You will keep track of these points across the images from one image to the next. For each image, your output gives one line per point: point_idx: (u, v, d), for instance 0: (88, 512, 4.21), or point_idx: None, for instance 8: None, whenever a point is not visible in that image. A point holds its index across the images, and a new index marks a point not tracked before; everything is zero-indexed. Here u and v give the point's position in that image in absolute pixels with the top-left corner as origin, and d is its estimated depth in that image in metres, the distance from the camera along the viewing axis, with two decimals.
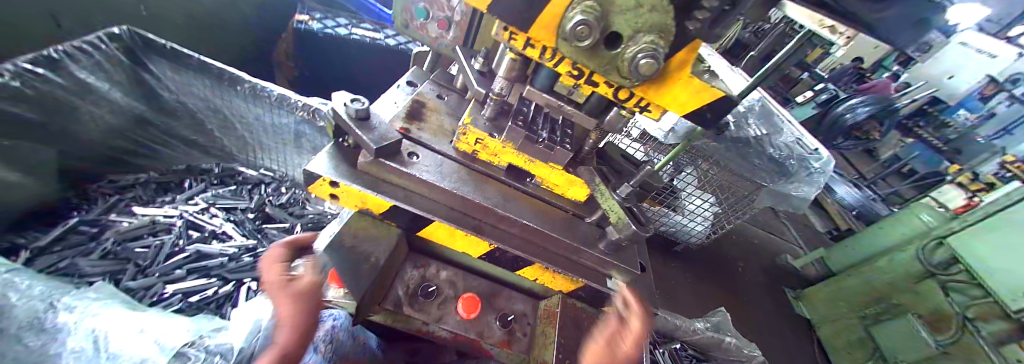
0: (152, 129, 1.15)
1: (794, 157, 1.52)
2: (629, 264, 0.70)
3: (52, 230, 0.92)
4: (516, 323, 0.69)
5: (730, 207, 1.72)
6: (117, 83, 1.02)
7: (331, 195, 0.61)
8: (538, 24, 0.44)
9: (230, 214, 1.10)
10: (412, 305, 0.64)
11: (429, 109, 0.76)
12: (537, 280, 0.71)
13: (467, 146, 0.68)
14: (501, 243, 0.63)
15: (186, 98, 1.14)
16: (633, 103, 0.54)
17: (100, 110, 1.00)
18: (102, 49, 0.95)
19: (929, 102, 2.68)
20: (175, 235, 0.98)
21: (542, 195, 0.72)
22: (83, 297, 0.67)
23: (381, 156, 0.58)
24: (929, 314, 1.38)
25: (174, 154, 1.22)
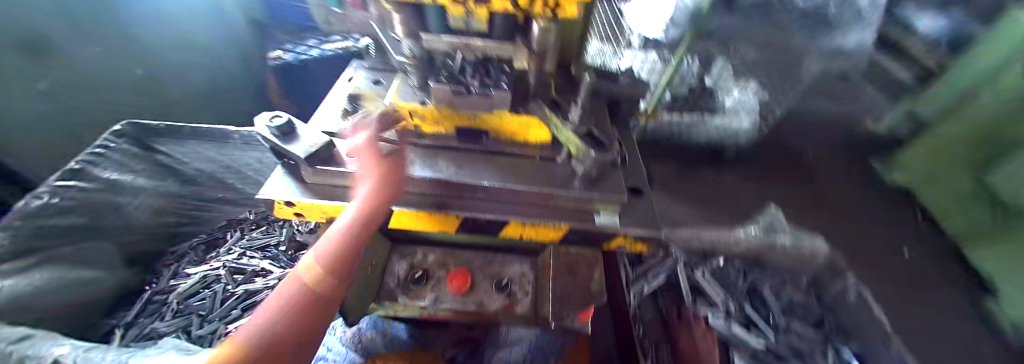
0: (188, 199, 1.26)
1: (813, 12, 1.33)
2: (616, 191, 0.60)
3: (134, 306, 1.07)
4: (515, 286, 0.65)
5: (776, 86, 1.49)
6: (138, 171, 1.14)
7: (295, 214, 0.60)
8: None
9: (264, 253, 1.20)
10: (405, 293, 0.63)
11: (367, 100, 0.72)
12: (524, 238, 0.65)
13: (405, 124, 0.65)
14: (469, 213, 0.59)
15: (200, 164, 1.23)
16: (539, 6, 0.44)
17: (138, 198, 1.13)
18: (115, 148, 1.09)
19: None
20: (224, 282, 1.10)
21: (501, 148, 0.66)
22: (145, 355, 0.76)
23: (318, 164, 0.57)
24: None
25: (217, 214, 1.31)
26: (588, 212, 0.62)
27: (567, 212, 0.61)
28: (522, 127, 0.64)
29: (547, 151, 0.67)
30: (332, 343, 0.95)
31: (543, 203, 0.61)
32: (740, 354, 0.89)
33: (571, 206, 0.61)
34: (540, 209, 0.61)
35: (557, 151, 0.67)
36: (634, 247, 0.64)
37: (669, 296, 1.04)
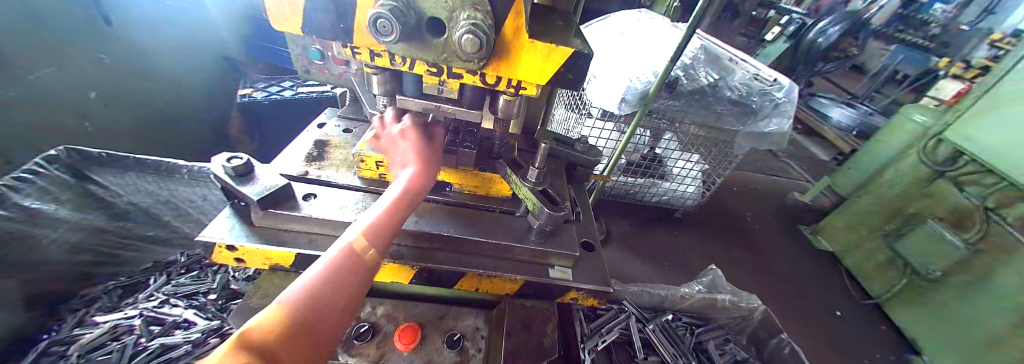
0: (112, 236, 1.10)
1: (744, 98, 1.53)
2: (571, 247, 0.65)
3: (27, 355, 0.94)
4: (467, 341, 0.64)
5: (712, 159, 1.85)
6: (64, 203, 1.00)
7: (236, 259, 0.58)
8: (356, 25, 0.44)
9: (191, 301, 1.05)
10: (347, 350, 0.59)
11: (334, 147, 0.74)
12: (481, 290, 0.65)
13: (371, 172, 0.66)
14: (425, 264, 0.59)
15: (136, 198, 1.12)
16: (504, 85, 0.51)
17: (57, 230, 0.98)
18: (42, 173, 0.96)
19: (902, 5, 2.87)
20: (137, 334, 0.94)
21: (464, 202, 0.68)
22: None
23: (270, 207, 0.56)
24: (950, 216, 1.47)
25: (136, 255, 1.18)
26: (543, 265, 0.65)
27: (521, 265, 0.64)
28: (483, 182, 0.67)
29: (507, 205, 0.71)
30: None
31: (497, 255, 0.63)
32: None
33: (526, 259, 0.64)
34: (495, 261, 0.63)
35: (516, 206, 0.71)
36: (586, 301, 0.66)
37: (621, 353, 0.94)
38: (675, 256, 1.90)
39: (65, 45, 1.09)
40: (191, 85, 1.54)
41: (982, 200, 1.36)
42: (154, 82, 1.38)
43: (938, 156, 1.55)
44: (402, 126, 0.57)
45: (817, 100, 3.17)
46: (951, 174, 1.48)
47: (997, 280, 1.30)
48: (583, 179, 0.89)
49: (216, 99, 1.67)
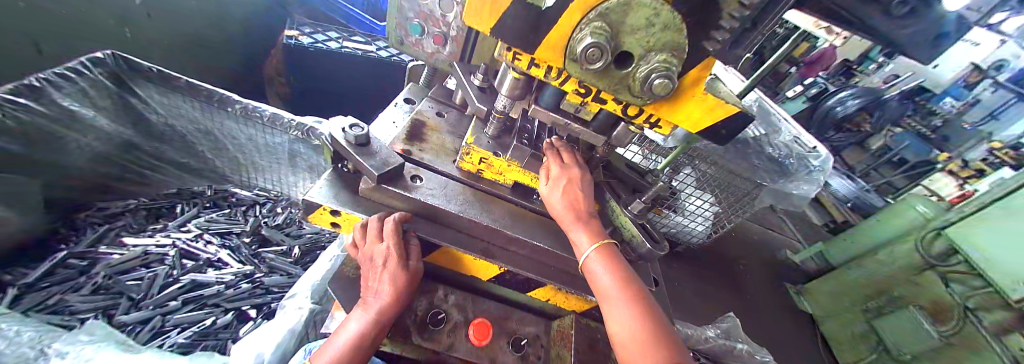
0: (141, 153, 1.10)
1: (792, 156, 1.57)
2: (647, 280, 0.67)
3: (42, 265, 0.92)
4: (530, 345, 0.66)
5: (727, 204, 1.79)
6: (103, 109, 0.97)
7: (332, 224, 0.59)
8: (553, 32, 0.42)
9: (224, 240, 1.09)
10: (422, 333, 0.61)
11: (430, 128, 0.74)
12: (548, 299, 0.70)
13: (471, 166, 0.66)
14: (511, 266, 0.61)
15: (176, 122, 1.09)
16: (643, 119, 0.53)
17: (85, 138, 0.96)
18: (86, 75, 0.90)
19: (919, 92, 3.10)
20: (170, 265, 0.98)
21: (549, 212, 0.70)
22: (75, 342, 0.67)
23: (383, 182, 0.55)
24: None
25: (167, 179, 1.19)
26: None
27: None
28: None
29: None
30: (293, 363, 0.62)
31: (577, 273, 0.65)
32: None
33: None
34: (575, 278, 0.65)
35: None
36: None
37: None
38: (674, 292, 1.97)
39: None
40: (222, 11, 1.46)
41: (963, 300, 1.45)
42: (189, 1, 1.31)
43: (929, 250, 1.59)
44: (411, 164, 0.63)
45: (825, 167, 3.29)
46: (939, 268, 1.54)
47: None
48: None
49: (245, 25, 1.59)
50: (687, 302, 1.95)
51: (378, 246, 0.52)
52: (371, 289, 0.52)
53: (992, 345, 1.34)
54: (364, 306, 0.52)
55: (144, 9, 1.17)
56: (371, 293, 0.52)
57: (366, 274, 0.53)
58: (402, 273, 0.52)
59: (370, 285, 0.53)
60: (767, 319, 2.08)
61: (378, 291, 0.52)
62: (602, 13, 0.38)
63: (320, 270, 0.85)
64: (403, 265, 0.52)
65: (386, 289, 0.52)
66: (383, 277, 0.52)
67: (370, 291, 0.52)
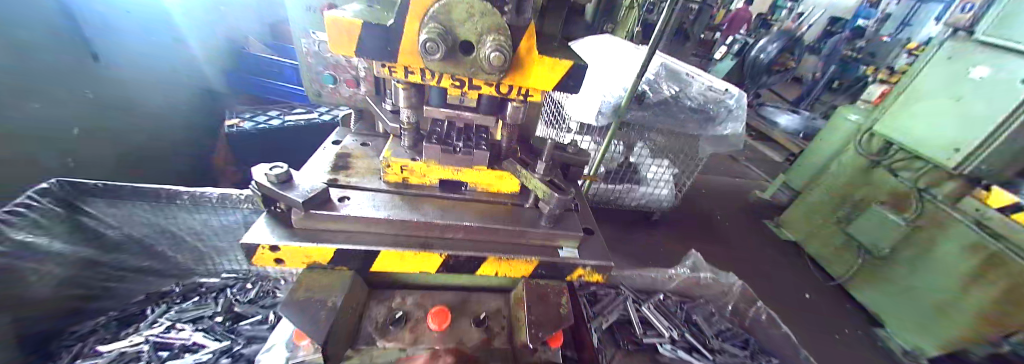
0: (104, 268, 1.09)
1: (711, 100, 1.71)
2: (575, 229, 0.75)
3: None
4: (490, 319, 0.75)
5: (681, 163, 2.04)
6: (57, 235, 0.96)
7: (274, 260, 0.63)
8: (402, 48, 0.53)
9: (197, 325, 1.11)
10: (385, 335, 0.69)
11: (355, 157, 0.83)
12: (498, 275, 0.74)
13: (396, 176, 0.74)
14: (449, 250, 0.67)
15: (132, 229, 1.11)
16: (514, 93, 0.62)
17: (47, 265, 0.94)
18: (37, 206, 0.92)
19: (831, 23, 3.45)
20: (145, 360, 0.98)
21: (477, 197, 0.78)
22: None
23: (310, 208, 0.62)
24: (891, 200, 1.68)
25: (133, 287, 1.18)
26: (554, 247, 0.74)
27: (534, 247, 0.73)
28: (494, 178, 0.77)
29: (516, 198, 0.81)
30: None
31: (513, 241, 0.72)
32: None
33: (538, 242, 0.73)
34: (511, 245, 0.72)
35: (524, 198, 0.81)
36: (591, 277, 0.74)
37: (623, 331, 1.16)
38: (656, 254, 2.04)
39: (53, 84, 1.07)
40: (166, 119, 1.48)
41: (914, 183, 1.58)
42: (134, 118, 1.35)
43: (872, 148, 1.79)
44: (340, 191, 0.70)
45: (766, 109, 3.55)
46: (887, 163, 1.72)
47: (933, 252, 1.51)
48: (576, 178, 0.94)
49: (189, 125, 1.61)
50: (666, 258, 2.02)
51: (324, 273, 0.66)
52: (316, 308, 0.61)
53: (950, 212, 1.45)
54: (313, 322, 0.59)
55: (87, 135, 1.18)
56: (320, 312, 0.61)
57: (310, 300, 0.62)
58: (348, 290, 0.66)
59: (313, 306, 0.61)
60: (750, 255, 2.18)
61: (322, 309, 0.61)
62: (433, 16, 0.49)
63: (290, 323, 0.89)
64: (349, 283, 0.67)
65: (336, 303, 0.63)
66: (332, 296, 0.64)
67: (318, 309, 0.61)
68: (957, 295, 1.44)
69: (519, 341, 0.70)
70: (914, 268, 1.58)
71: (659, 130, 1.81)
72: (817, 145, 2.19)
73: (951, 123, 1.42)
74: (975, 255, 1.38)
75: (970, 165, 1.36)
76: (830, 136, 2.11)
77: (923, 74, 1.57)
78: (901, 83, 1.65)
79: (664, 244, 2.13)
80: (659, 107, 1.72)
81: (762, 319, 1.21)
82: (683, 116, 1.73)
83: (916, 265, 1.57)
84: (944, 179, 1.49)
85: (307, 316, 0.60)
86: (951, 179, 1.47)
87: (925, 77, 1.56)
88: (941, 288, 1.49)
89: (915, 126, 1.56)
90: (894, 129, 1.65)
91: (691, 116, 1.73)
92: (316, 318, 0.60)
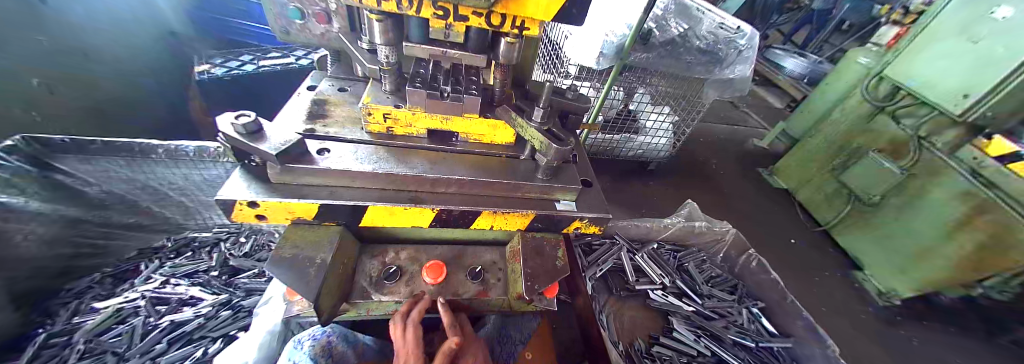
0: (90, 225, 1.05)
1: (723, 39, 1.57)
2: (573, 182, 0.71)
3: (25, 350, 0.91)
4: (486, 272, 0.75)
5: (682, 111, 1.96)
6: (33, 194, 0.91)
7: (256, 217, 0.59)
8: None
9: (193, 279, 1.11)
10: (380, 289, 0.68)
11: (333, 104, 0.76)
12: (492, 228, 0.72)
13: (378, 126, 0.68)
14: (441, 204, 0.64)
15: (112, 185, 1.06)
16: (508, 25, 0.54)
17: (29, 226, 0.90)
18: (7, 165, 0.87)
19: None
20: (144, 314, 1.00)
21: (471, 149, 0.73)
22: None
23: (288, 162, 0.57)
24: (891, 147, 1.65)
25: (126, 243, 1.16)
26: (550, 200, 0.71)
27: (530, 201, 0.70)
28: (488, 128, 0.72)
29: (511, 150, 0.76)
30: (298, 358, 0.70)
31: (508, 194, 0.69)
32: (677, 321, 1.11)
33: (535, 195, 0.70)
34: (506, 199, 0.69)
35: (520, 150, 0.76)
36: (588, 229, 0.72)
37: (616, 278, 1.21)
38: (651, 204, 2.06)
39: (5, 29, 0.94)
40: (135, 66, 1.33)
41: (916, 130, 1.53)
42: (98, 67, 1.20)
43: (878, 93, 1.69)
44: (319, 143, 0.64)
45: (772, 51, 3.38)
46: (892, 108, 1.63)
47: (925, 199, 1.52)
48: (574, 127, 0.88)
49: (162, 69, 1.44)
50: (662, 207, 2.04)
51: (310, 234, 0.63)
52: (304, 265, 0.59)
53: (947, 160, 1.44)
54: (302, 280, 0.57)
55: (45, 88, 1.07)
56: (307, 269, 0.58)
57: (298, 258, 0.60)
58: (338, 243, 0.64)
59: (298, 264, 0.59)
60: (744, 203, 2.20)
61: (305, 269, 0.58)
62: None
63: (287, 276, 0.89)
64: (337, 239, 0.64)
65: (328, 261, 0.61)
66: (322, 255, 0.61)
67: (306, 266, 0.59)
68: (941, 241, 1.48)
69: (514, 293, 0.69)
70: (901, 215, 1.60)
71: (664, 71, 1.69)
72: (824, 91, 2.08)
73: (965, 67, 1.33)
74: (965, 203, 1.39)
75: (977, 112, 1.30)
76: (837, 80, 2.00)
77: (945, 12, 1.43)
78: (919, 21, 1.52)
79: (659, 194, 2.14)
80: (665, 46, 1.58)
81: (751, 266, 1.23)
82: (688, 57, 1.61)
83: (905, 212, 1.59)
84: (945, 126, 1.45)
85: (295, 275, 0.57)
86: (955, 126, 1.43)
87: (947, 15, 1.43)
88: (927, 235, 1.52)
89: (927, 69, 1.46)
90: (903, 73, 1.55)
91: (699, 59, 1.62)
92: (304, 276, 0.57)
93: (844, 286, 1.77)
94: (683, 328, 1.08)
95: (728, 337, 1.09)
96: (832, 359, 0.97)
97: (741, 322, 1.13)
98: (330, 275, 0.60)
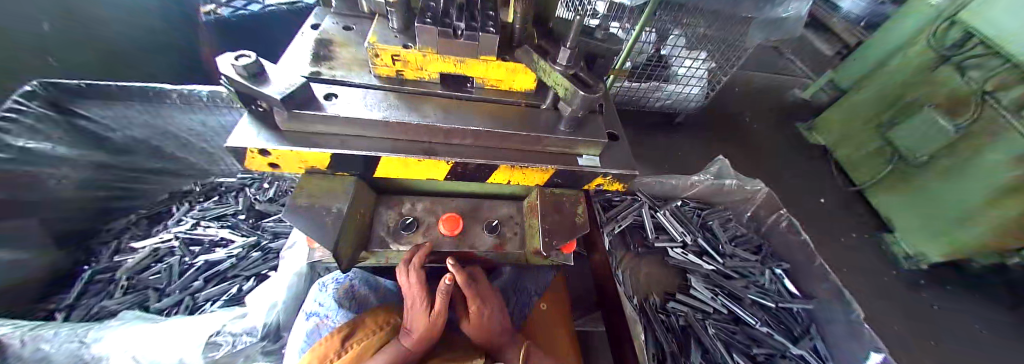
0: (118, 170, 1.09)
1: None
2: (597, 134, 0.65)
3: (75, 285, 1.00)
4: (503, 226, 0.73)
5: (720, 56, 1.76)
6: (59, 139, 0.94)
7: (270, 165, 0.58)
8: None
9: (222, 222, 1.17)
10: (397, 239, 0.69)
11: (338, 45, 0.70)
12: (510, 182, 0.68)
13: (387, 68, 0.63)
14: (456, 156, 0.60)
15: (134, 130, 1.06)
16: None
17: (61, 170, 0.95)
18: (29, 111, 0.88)
19: None
20: (180, 254, 1.07)
21: (487, 96, 0.67)
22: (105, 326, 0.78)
23: (295, 107, 0.53)
24: (949, 101, 1.44)
25: (156, 187, 1.21)
26: (571, 155, 0.66)
27: (550, 155, 0.66)
28: (507, 74, 0.65)
29: (530, 98, 0.70)
30: (323, 299, 0.74)
31: (527, 147, 0.64)
32: (695, 278, 1.10)
33: (556, 148, 0.65)
34: (524, 152, 0.65)
35: (540, 98, 0.70)
36: (611, 186, 0.69)
37: (635, 234, 1.19)
38: (675, 160, 1.97)
39: None
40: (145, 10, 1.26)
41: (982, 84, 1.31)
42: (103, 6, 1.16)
43: (944, 40, 1.42)
44: (327, 88, 0.60)
45: None
46: (959, 58, 1.39)
47: (981, 158, 1.36)
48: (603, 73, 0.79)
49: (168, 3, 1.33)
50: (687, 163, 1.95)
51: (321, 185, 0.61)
52: (317, 214, 0.58)
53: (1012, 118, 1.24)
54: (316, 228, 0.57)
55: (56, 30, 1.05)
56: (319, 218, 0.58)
57: (312, 206, 0.59)
58: (354, 193, 0.63)
59: (311, 212, 0.58)
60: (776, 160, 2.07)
61: (317, 219, 0.58)
62: None
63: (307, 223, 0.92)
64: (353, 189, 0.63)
65: (341, 214, 0.59)
66: (333, 206, 0.59)
67: (320, 215, 0.58)
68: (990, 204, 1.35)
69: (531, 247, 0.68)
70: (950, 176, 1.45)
71: (703, 8, 1.49)
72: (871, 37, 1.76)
73: None
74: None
75: None
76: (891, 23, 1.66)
77: None
78: None
79: (685, 149, 2.03)
80: None
81: (780, 226, 1.17)
82: None
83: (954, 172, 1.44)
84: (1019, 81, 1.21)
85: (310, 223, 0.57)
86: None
87: None
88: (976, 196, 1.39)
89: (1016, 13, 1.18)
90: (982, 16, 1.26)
91: None
92: (318, 225, 0.57)
93: (870, 249, 1.71)
94: (700, 286, 1.08)
95: (745, 293, 1.09)
96: (854, 321, 0.94)
97: (761, 281, 1.13)
98: (345, 224, 0.60)
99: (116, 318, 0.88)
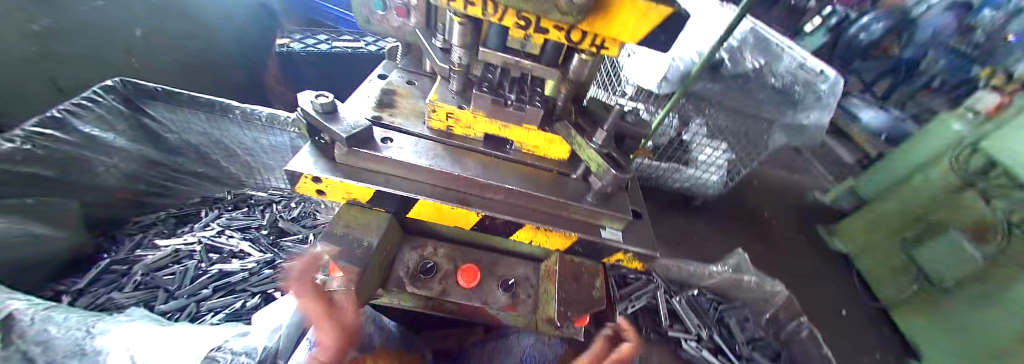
0: (164, 168, 1.18)
1: (801, 78, 1.54)
2: (623, 210, 0.68)
3: (90, 272, 1.03)
4: (518, 286, 0.73)
5: (741, 150, 1.74)
6: (122, 132, 1.05)
7: (317, 191, 0.62)
8: None
9: (245, 233, 1.20)
10: (415, 282, 0.69)
11: (400, 95, 0.78)
12: (533, 243, 0.70)
13: (440, 123, 0.69)
14: (487, 210, 0.63)
15: (190, 136, 1.16)
16: (588, 43, 0.52)
17: (112, 159, 1.05)
18: (103, 103, 0.98)
19: None
20: (198, 259, 1.09)
21: (525, 159, 0.72)
22: (114, 320, 0.79)
23: (355, 145, 0.59)
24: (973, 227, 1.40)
25: (192, 189, 1.29)
26: (596, 225, 0.68)
27: (576, 223, 0.68)
28: (545, 142, 0.70)
29: (562, 166, 0.74)
30: None
31: (555, 212, 0.67)
32: None
33: (582, 217, 0.68)
34: (552, 216, 0.67)
35: (572, 167, 0.74)
36: (630, 263, 0.69)
37: (646, 316, 1.15)
38: (690, 244, 1.95)
39: None
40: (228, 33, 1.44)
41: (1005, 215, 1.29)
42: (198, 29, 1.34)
43: (969, 167, 1.45)
44: (385, 132, 0.66)
45: None
46: (983, 185, 1.39)
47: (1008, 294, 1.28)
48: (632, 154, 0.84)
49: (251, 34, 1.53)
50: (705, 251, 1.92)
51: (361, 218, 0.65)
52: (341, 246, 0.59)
53: None
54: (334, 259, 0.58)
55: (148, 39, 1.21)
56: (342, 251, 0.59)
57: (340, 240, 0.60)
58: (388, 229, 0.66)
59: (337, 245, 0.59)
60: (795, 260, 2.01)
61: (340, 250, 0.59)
62: None
63: None
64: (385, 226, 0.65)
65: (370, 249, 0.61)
66: (366, 240, 0.62)
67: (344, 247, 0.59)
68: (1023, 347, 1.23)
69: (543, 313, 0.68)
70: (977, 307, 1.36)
71: (733, 103, 1.62)
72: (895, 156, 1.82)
73: None
74: None
75: None
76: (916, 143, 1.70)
77: None
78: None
79: (701, 235, 2.01)
80: (739, 76, 1.56)
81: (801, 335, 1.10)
82: (760, 91, 1.57)
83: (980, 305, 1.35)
84: None
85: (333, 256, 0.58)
86: None
87: None
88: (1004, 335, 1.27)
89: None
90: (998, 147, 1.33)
91: (773, 97, 1.57)
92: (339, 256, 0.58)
93: None
94: None
95: None
96: None
97: None
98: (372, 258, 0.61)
99: (123, 313, 0.88)
